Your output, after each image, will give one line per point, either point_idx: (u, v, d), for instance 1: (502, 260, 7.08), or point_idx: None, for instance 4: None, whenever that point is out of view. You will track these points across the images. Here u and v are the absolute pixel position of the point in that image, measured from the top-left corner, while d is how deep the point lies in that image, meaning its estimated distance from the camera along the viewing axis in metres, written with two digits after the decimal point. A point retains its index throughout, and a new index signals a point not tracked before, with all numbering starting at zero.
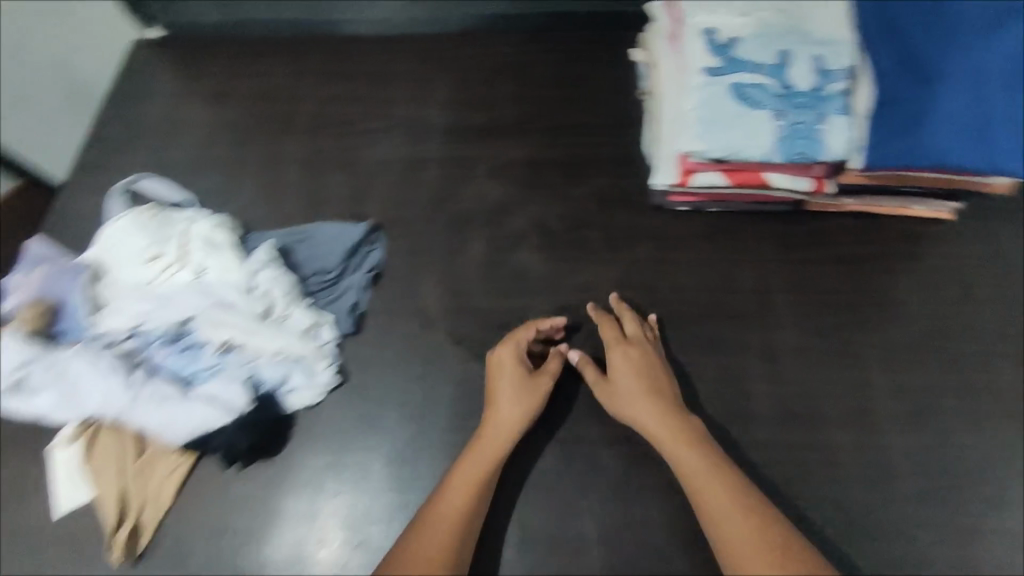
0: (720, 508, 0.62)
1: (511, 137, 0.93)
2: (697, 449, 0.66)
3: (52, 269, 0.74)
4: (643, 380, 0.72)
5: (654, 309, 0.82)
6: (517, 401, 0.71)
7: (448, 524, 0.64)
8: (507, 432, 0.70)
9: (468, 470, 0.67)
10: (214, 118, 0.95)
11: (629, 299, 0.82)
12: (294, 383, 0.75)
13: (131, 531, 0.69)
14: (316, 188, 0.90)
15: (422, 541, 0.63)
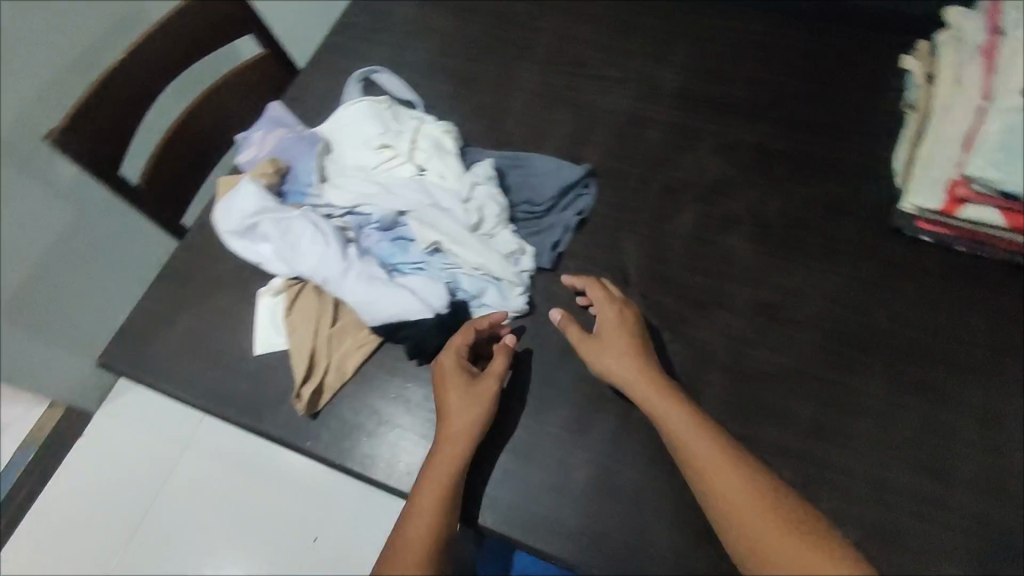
0: (720, 481, 0.60)
1: (743, 117, 0.86)
2: (704, 431, 0.62)
3: (295, 138, 0.86)
4: (624, 344, 0.69)
5: (868, 336, 0.71)
6: (473, 411, 0.67)
7: (429, 517, 0.62)
8: (468, 431, 0.66)
9: (454, 457, 0.65)
10: (456, 32, 0.98)
11: (839, 316, 0.73)
12: (486, 300, 0.75)
13: (316, 386, 0.72)
14: (535, 117, 0.89)
15: (413, 531, 0.62)
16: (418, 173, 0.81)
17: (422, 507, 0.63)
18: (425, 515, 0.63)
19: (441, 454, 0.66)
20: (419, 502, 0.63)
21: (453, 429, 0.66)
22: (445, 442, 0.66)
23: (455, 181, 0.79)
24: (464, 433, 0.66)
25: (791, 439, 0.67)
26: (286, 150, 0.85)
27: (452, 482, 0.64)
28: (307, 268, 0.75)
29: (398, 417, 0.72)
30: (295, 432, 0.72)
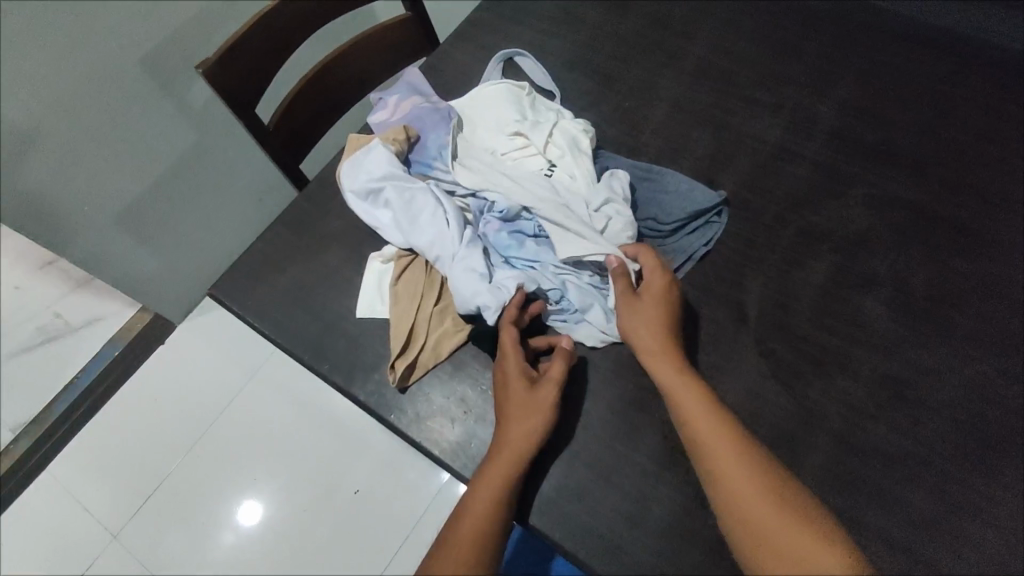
0: (770, 525, 0.57)
1: (903, 172, 0.79)
2: (729, 433, 0.61)
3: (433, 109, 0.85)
4: (670, 336, 0.67)
5: (1003, 438, 0.65)
6: (530, 418, 0.66)
7: (482, 517, 0.62)
8: (526, 437, 0.65)
9: (507, 461, 0.64)
10: (605, 27, 0.95)
11: (974, 410, 0.66)
12: (591, 314, 0.72)
13: (411, 361, 0.72)
14: (674, 130, 0.85)
15: (462, 530, 0.62)
16: (547, 168, 0.80)
17: (472, 509, 0.63)
18: (475, 515, 0.62)
19: (493, 458, 0.65)
20: (470, 502, 0.63)
21: (511, 434, 0.65)
22: (501, 445, 0.65)
23: (584, 186, 0.77)
24: (519, 438, 0.65)
25: (900, 531, 0.61)
26: (424, 120, 0.85)
27: (502, 485, 0.63)
28: (420, 243, 0.75)
29: (485, 411, 0.71)
30: (382, 403, 0.72)
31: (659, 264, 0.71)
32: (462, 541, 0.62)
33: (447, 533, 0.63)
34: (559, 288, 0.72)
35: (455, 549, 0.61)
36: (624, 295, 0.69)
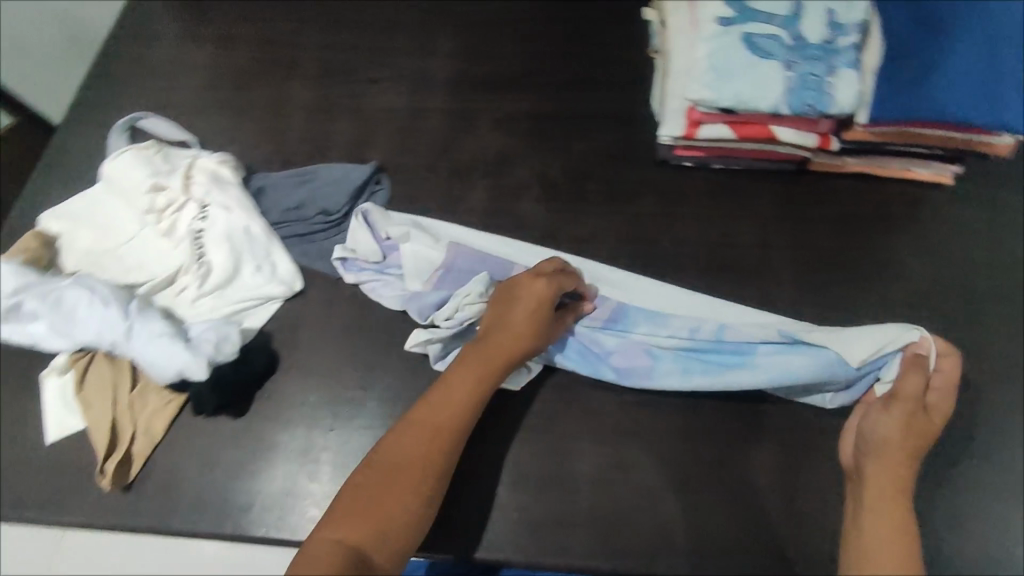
0: (876, 529, 0.56)
1: (514, 89, 0.90)
2: (894, 480, 0.59)
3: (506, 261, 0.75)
4: (904, 468, 0.60)
5: (654, 261, 0.77)
6: (488, 373, 0.63)
7: (414, 456, 0.59)
8: (476, 385, 0.63)
9: (455, 413, 0.61)
10: (219, 64, 0.95)
11: (628, 250, 0.77)
12: (290, 329, 0.75)
13: (121, 460, 0.67)
14: (318, 134, 0.89)
15: (384, 479, 0.58)
16: (199, 209, 0.77)
17: (403, 458, 0.59)
18: (401, 468, 0.58)
19: (439, 412, 0.61)
20: (393, 455, 0.59)
21: (456, 382, 0.63)
22: (448, 399, 0.62)
23: (242, 212, 0.77)
24: (472, 390, 0.62)
25: None
26: (475, 259, 0.75)
27: (445, 437, 0.60)
28: (88, 337, 0.69)
29: (223, 463, 0.68)
30: (110, 512, 0.66)
31: (955, 381, 0.64)
32: (389, 498, 0.57)
33: (360, 482, 0.58)
34: (246, 320, 0.74)
35: (369, 497, 0.57)
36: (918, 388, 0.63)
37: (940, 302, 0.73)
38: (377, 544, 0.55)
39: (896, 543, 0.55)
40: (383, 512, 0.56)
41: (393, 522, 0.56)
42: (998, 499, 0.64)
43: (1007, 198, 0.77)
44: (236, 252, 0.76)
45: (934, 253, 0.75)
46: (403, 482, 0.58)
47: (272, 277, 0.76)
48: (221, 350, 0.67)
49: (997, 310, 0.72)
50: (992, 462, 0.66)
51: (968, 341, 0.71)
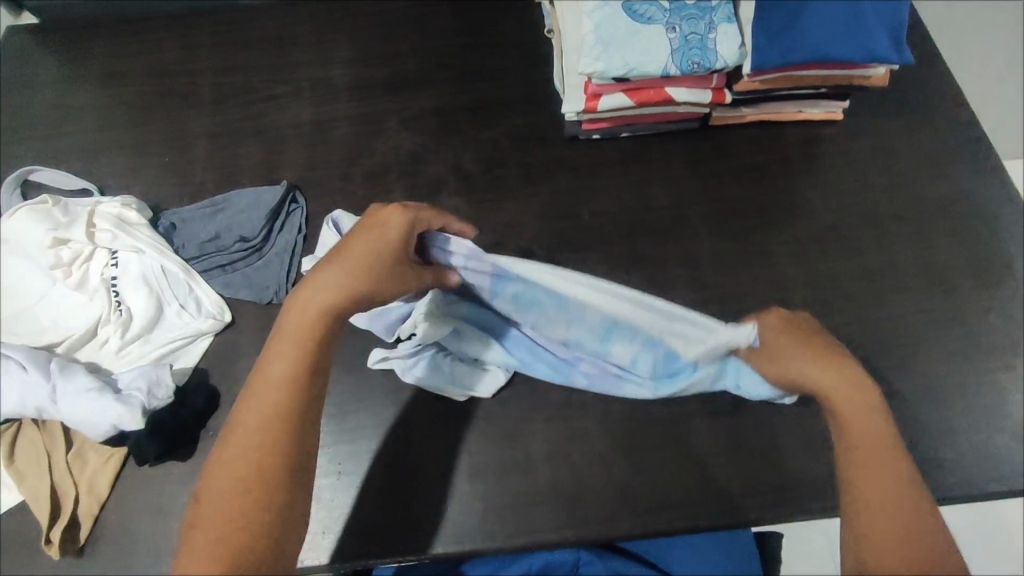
0: (902, 526, 0.54)
1: (419, 87, 0.90)
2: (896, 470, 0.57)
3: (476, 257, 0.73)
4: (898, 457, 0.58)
5: (578, 236, 0.78)
6: (285, 342, 0.58)
7: (238, 452, 0.54)
8: (294, 340, 0.57)
9: (277, 395, 0.56)
10: (109, 103, 0.91)
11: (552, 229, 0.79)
12: (226, 361, 0.73)
13: (67, 525, 0.64)
14: (226, 160, 0.87)
15: (215, 494, 0.53)
16: (110, 256, 0.75)
17: (234, 464, 0.54)
18: (234, 472, 0.54)
19: (254, 402, 0.56)
20: (225, 466, 0.54)
21: (286, 360, 0.57)
22: (261, 384, 0.57)
23: (153, 251, 0.75)
24: (289, 368, 0.57)
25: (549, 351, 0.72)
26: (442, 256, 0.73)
27: (275, 416, 0.55)
28: (9, 408, 0.65)
29: (177, 508, 0.66)
30: None
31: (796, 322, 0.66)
32: (220, 497, 0.53)
33: (199, 514, 0.53)
34: (176, 360, 0.72)
35: (219, 518, 0.52)
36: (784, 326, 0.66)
37: (848, 230, 0.76)
38: (240, 562, 0.50)
39: (892, 495, 0.56)
40: (214, 530, 0.51)
41: (236, 530, 0.51)
42: (931, 403, 0.67)
43: (895, 122, 0.82)
44: (156, 295, 0.74)
45: (834, 185, 0.79)
46: (241, 485, 0.53)
47: (199, 314, 0.75)
48: (155, 395, 0.65)
49: (901, 228, 0.76)
50: (921, 372, 0.68)
51: (879, 261, 0.74)
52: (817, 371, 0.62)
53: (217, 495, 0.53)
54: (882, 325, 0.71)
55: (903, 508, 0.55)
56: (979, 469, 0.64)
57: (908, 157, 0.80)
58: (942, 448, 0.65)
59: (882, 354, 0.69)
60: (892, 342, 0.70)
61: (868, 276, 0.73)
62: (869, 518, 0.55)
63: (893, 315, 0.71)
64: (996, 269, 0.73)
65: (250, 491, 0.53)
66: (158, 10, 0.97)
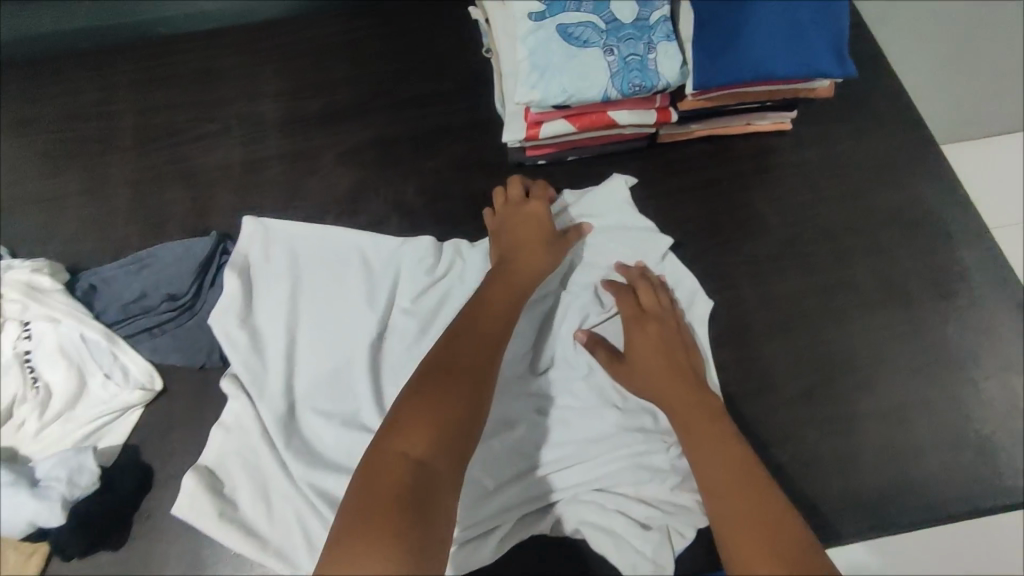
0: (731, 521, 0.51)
1: (354, 119, 0.85)
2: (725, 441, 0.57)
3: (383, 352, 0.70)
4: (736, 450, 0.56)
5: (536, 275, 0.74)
6: (497, 315, 0.60)
7: (453, 397, 0.51)
8: (507, 316, 0.61)
9: (474, 366, 0.54)
10: (18, 154, 0.84)
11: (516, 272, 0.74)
12: (159, 433, 0.68)
13: None
14: (151, 208, 0.81)
15: (388, 448, 0.47)
16: (22, 328, 0.68)
17: (427, 402, 0.50)
18: (438, 419, 0.49)
19: (452, 353, 0.55)
20: (427, 411, 0.49)
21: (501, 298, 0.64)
22: (486, 325, 0.59)
23: (71, 319, 0.68)
24: (479, 344, 0.57)
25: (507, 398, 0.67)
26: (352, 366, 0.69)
27: (472, 376, 0.53)
28: None
29: None
30: None
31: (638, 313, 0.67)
32: (428, 436, 0.48)
33: (369, 484, 0.45)
34: (100, 439, 0.67)
35: (385, 473, 0.46)
36: (630, 314, 0.67)
37: (802, 245, 0.75)
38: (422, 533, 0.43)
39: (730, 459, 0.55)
40: (393, 477, 0.46)
41: (423, 514, 0.44)
42: (891, 422, 0.65)
43: (842, 132, 0.80)
44: (77, 367, 0.68)
45: (785, 199, 0.77)
46: (440, 436, 0.48)
47: (126, 384, 0.69)
48: (77, 484, 0.60)
49: (853, 240, 0.74)
50: (880, 387, 0.67)
51: (834, 276, 0.73)
52: (690, 418, 0.59)
53: (397, 461, 0.46)
54: (840, 342, 0.69)
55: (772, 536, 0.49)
56: (948, 492, 0.63)
57: (854, 166, 0.78)
58: (911, 470, 0.64)
59: (841, 371, 0.67)
60: (852, 361, 0.68)
61: (823, 292, 0.72)
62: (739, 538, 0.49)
63: (851, 331, 0.69)
64: (953, 277, 0.72)
65: (446, 427, 0.49)
66: (69, 48, 0.90)
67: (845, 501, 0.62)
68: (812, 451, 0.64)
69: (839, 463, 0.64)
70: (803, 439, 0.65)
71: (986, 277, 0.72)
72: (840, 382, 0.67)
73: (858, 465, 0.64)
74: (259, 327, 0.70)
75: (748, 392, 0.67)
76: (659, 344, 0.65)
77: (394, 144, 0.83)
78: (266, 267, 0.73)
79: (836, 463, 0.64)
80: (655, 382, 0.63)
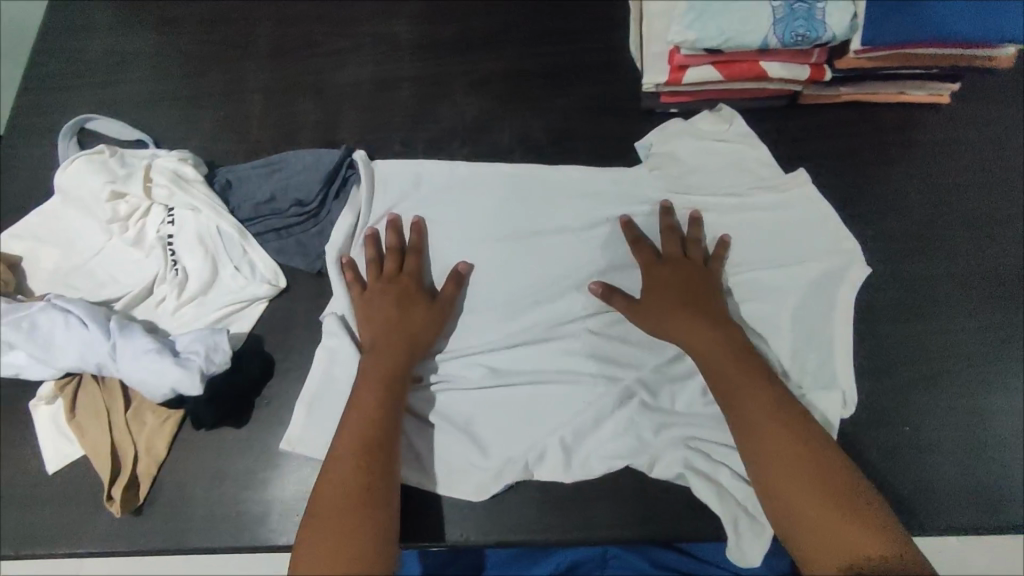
0: (782, 472, 0.55)
1: (485, 49, 0.85)
2: (749, 388, 0.59)
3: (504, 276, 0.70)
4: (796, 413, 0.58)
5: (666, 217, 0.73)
6: (390, 357, 0.63)
7: (353, 434, 0.59)
8: (387, 350, 0.64)
9: (377, 378, 0.62)
10: (161, 50, 0.87)
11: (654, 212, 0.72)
12: (284, 329, 0.72)
13: (128, 484, 0.65)
14: (284, 117, 0.83)
15: (335, 491, 0.56)
16: (167, 213, 0.74)
17: (343, 446, 0.58)
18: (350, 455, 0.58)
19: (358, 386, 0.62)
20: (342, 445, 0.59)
21: (387, 310, 0.65)
22: (385, 346, 0.64)
23: (210, 211, 0.72)
24: (379, 361, 0.63)
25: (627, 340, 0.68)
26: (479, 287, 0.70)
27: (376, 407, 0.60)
28: (70, 361, 0.66)
29: (233, 475, 0.66)
30: (127, 537, 0.65)
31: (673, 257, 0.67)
32: (342, 484, 0.56)
33: (313, 518, 0.55)
34: (227, 325, 0.71)
35: (330, 498, 0.56)
36: (648, 260, 0.68)
37: (944, 228, 0.71)
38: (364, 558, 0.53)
39: (776, 409, 0.58)
40: (337, 494, 0.56)
41: (360, 531, 0.54)
42: (1011, 420, 0.64)
43: (1003, 115, 0.75)
44: (211, 256, 0.73)
45: (932, 178, 0.73)
46: (353, 476, 0.57)
47: (253, 278, 0.73)
48: (212, 361, 0.64)
49: (999, 231, 0.71)
50: (1006, 385, 0.65)
51: (973, 265, 0.69)
52: (721, 363, 0.61)
53: (326, 495, 0.56)
54: (970, 334, 0.67)
55: (840, 528, 0.52)
56: None
57: (1011, 153, 0.74)
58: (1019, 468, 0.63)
59: (965, 363, 0.66)
60: (977, 352, 0.66)
61: (960, 281, 0.69)
62: (784, 499, 0.54)
63: (983, 324, 0.67)
64: None
65: (351, 472, 0.57)
66: None
67: (953, 489, 0.62)
68: (924, 435, 0.64)
69: (949, 452, 0.63)
70: (915, 424, 0.64)
71: None
72: (964, 374, 0.66)
73: (969, 458, 0.63)
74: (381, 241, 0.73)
75: (864, 372, 0.66)
76: (689, 281, 0.66)
77: (522, 79, 0.83)
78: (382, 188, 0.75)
79: (949, 452, 0.63)
80: (675, 323, 0.64)
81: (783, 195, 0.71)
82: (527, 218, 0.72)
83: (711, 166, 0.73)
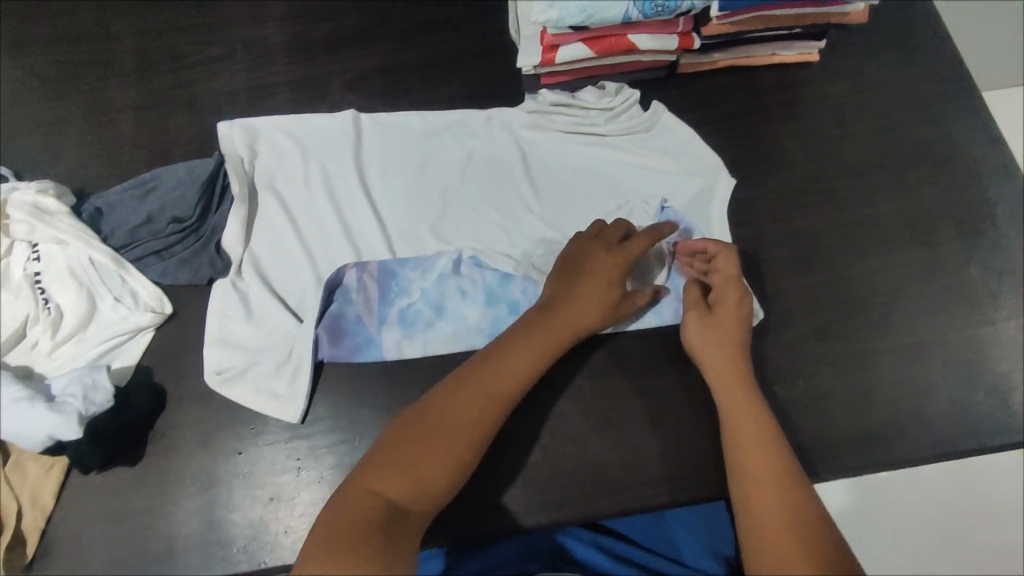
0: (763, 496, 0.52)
1: (363, 45, 0.82)
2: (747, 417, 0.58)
3: (410, 264, 0.70)
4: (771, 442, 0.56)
5: (557, 198, 0.73)
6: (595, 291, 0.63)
7: (450, 417, 0.55)
8: (538, 347, 0.60)
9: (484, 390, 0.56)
10: (16, 74, 0.81)
11: (544, 199, 0.73)
12: (169, 358, 0.68)
13: (13, 541, 0.60)
14: (157, 133, 0.79)
15: (417, 432, 0.54)
16: (30, 250, 0.68)
17: (423, 442, 0.53)
18: (421, 450, 0.53)
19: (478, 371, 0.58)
20: (427, 434, 0.54)
21: (587, 292, 0.63)
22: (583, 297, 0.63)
23: (78, 242, 0.68)
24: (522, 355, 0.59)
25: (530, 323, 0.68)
26: (381, 281, 0.69)
27: (454, 431, 0.54)
28: None
29: (131, 517, 0.63)
30: None
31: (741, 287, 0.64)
32: (420, 458, 0.52)
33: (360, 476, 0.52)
34: (110, 361, 0.67)
35: (363, 499, 0.50)
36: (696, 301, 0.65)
37: (824, 181, 0.72)
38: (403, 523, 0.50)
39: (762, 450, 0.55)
40: (394, 474, 0.51)
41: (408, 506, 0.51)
42: (905, 356, 0.65)
43: (871, 67, 0.77)
44: (87, 289, 0.68)
45: (809, 135, 0.75)
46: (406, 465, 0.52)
47: (135, 308, 0.69)
48: (92, 400, 0.61)
49: (875, 176, 0.72)
50: (897, 327, 0.66)
51: (855, 214, 0.71)
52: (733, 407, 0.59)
53: (383, 470, 0.52)
54: (858, 279, 0.68)
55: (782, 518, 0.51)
56: (955, 427, 0.63)
57: (883, 103, 0.75)
58: (915, 405, 0.64)
59: (856, 306, 0.67)
60: (867, 296, 0.67)
61: (842, 231, 0.70)
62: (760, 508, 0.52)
63: (871, 269, 0.68)
64: (973, 217, 0.70)
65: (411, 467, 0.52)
66: None
67: (856, 429, 0.63)
68: (818, 379, 0.64)
69: (842, 396, 0.64)
70: (812, 372, 0.65)
71: (1012, 217, 0.71)
72: (854, 318, 0.67)
73: (867, 401, 0.64)
74: (264, 223, 0.72)
75: (762, 328, 0.66)
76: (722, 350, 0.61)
77: (404, 71, 0.80)
78: (267, 163, 0.75)
79: (848, 400, 0.64)
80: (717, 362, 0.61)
81: (666, 164, 0.74)
82: (421, 215, 0.73)
83: (588, 147, 0.75)
